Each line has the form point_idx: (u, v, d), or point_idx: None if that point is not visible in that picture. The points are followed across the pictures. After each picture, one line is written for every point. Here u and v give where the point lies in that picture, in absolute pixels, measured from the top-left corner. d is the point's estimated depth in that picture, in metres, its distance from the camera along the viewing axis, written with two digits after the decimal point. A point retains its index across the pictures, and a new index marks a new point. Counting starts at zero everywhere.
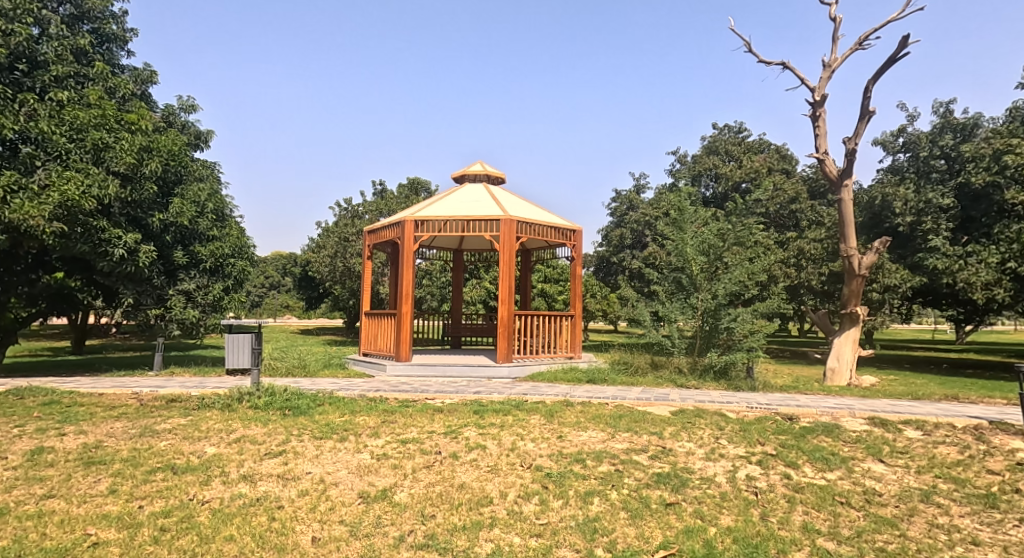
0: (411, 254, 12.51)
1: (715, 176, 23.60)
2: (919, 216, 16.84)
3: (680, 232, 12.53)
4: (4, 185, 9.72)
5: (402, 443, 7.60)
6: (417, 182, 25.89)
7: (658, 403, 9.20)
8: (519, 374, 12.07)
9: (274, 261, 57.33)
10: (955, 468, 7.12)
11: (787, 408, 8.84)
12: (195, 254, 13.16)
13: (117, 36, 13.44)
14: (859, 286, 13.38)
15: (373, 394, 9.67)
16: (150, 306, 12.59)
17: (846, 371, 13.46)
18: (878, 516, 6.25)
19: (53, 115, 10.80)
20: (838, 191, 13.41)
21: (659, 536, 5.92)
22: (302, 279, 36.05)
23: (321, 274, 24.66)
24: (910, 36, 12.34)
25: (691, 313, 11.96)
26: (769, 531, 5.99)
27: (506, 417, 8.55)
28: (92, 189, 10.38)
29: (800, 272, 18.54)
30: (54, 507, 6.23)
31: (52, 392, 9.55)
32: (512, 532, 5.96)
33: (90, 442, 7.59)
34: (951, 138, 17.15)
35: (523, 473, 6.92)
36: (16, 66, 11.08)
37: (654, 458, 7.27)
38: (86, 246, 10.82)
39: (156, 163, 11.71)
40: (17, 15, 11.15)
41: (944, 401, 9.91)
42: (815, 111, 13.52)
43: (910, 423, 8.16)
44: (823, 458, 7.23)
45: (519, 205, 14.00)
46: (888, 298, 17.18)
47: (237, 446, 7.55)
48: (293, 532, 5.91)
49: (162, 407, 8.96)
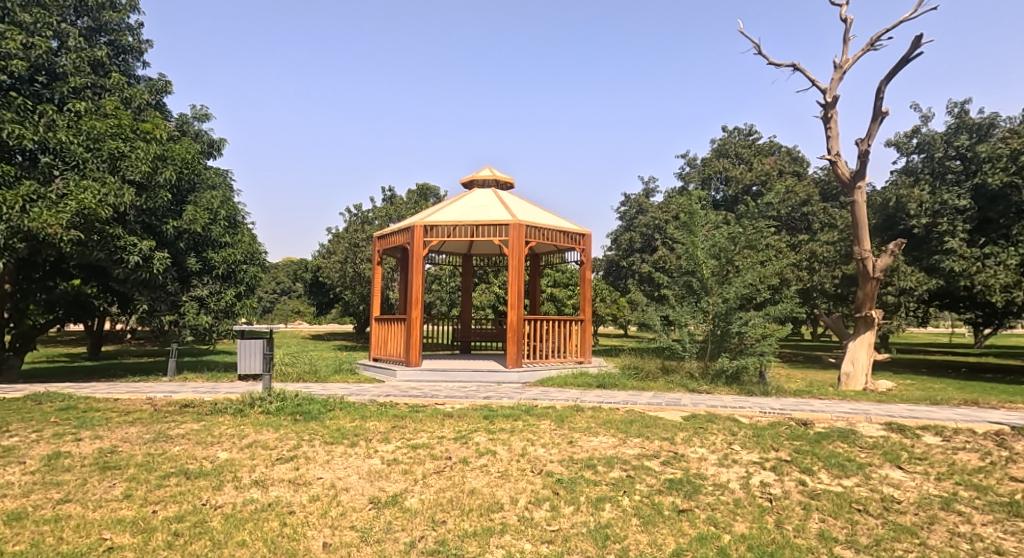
0: (421, 259, 12.49)
1: (725, 178, 23.50)
2: (936, 217, 16.68)
3: (690, 235, 12.38)
4: (24, 194, 9.79)
5: (413, 448, 7.57)
6: (426, 187, 26.01)
7: (669, 408, 9.12)
8: (529, 379, 11.98)
9: (284, 267, 57.95)
10: (976, 474, 7.01)
11: (801, 413, 8.72)
12: (208, 261, 13.12)
13: (134, 48, 13.52)
14: (874, 289, 13.18)
15: (384, 400, 9.64)
16: (165, 313, 12.53)
17: (861, 375, 13.31)
18: (897, 524, 6.14)
19: (71, 125, 10.89)
20: (851, 192, 13.21)
21: (672, 543, 5.85)
22: (313, 285, 36.11)
23: (332, 279, 24.74)
24: (923, 36, 12.22)
25: (702, 317, 11.88)
26: (785, 539, 5.92)
27: (516, 422, 8.50)
28: (108, 198, 10.46)
29: (812, 275, 18.41)
30: (70, 511, 6.23)
31: (70, 397, 9.60)
32: (522, 538, 5.91)
33: (106, 447, 7.60)
34: (967, 138, 16.97)
35: (534, 479, 6.87)
36: (36, 78, 11.18)
37: (666, 463, 7.20)
38: (102, 254, 10.90)
39: (170, 171, 11.75)
40: (37, 29, 11.28)
41: (963, 406, 9.79)
42: (827, 112, 13.43)
43: (929, 429, 8.06)
44: (840, 464, 7.14)
45: (528, 210, 13.92)
46: (903, 301, 17.02)
47: (249, 451, 7.53)
48: (304, 537, 5.88)
49: (176, 413, 8.98)
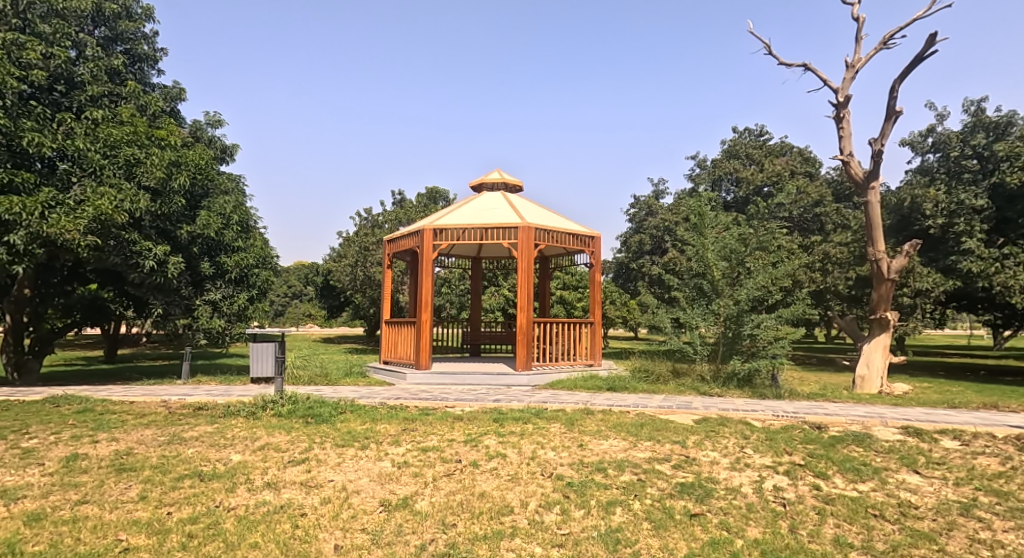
0: (430, 263, 12.43)
1: (736, 179, 23.37)
2: (951, 218, 16.36)
3: (700, 237, 12.29)
4: (43, 201, 9.81)
5: (423, 451, 7.51)
6: (435, 191, 25.99)
7: (680, 411, 9.02)
8: (539, 382, 11.88)
9: (296, 271, 58.23)
10: (996, 480, 6.86)
11: (814, 416, 8.60)
12: (221, 265, 13.13)
13: (149, 56, 13.55)
14: (889, 290, 12.98)
15: (393, 403, 9.58)
16: (178, 317, 12.59)
17: (876, 378, 13.17)
18: (914, 530, 6.03)
19: (89, 132, 10.93)
20: (864, 192, 13.05)
21: (684, 548, 5.76)
22: (323, 288, 36.24)
23: (342, 283, 24.72)
24: (938, 34, 12.08)
25: (713, 320, 11.74)
26: (799, 544, 5.81)
27: (526, 425, 8.43)
28: (124, 204, 10.48)
29: (826, 276, 18.25)
30: (87, 512, 6.22)
31: (87, 399, 9.63)
32: (533, 542, 5.83)
33: (122, 449, 7.58)
34: (983, 137, 16.71)
35: (544, 482, 6.79)
36: (55, 87, 11.26)
37: (677, 467, 7.10)
38: (118, 259, 10.99)
39: (184, 177, 11.75)
40: (56, 39, 11.38)
41: (982, 410, 9.63)
42: (839, 112, 13.29)
43: (947, 433, 7.93)
44: (855, 469, 7.02)
45: (537, 212, 13.84)
46: (920, 303, 16.82)
47: (261, 454, 7.49)
48: (315, 540, 5.83)
49: (190, 415, 8.97)
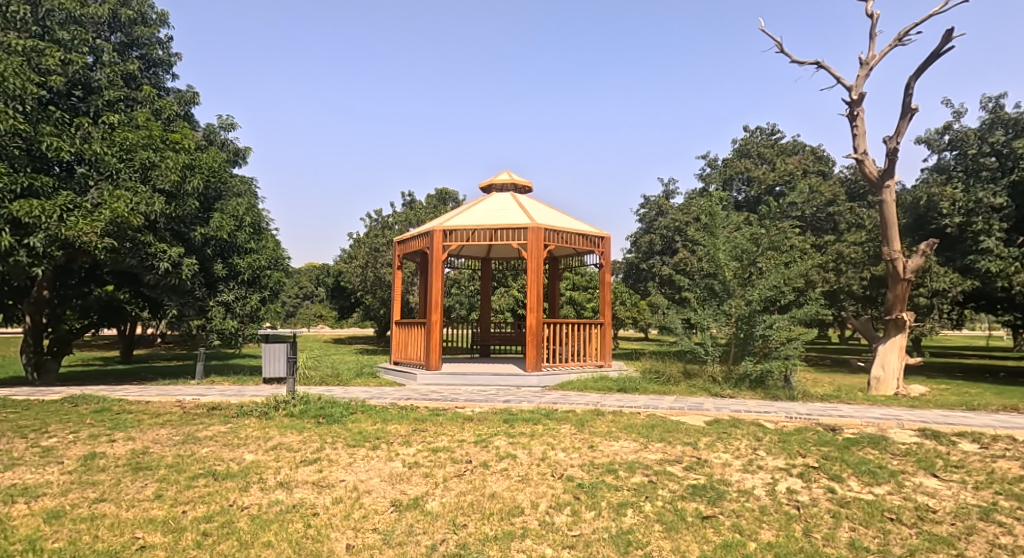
0: (441, 263, 12.40)
1: (748, 179, 23.22)
2: (969, 216, 16.22)
3: (712, 237, 12.20)
4: (61, 204, 9.83)
5: (434, 451, 7.48)
6: (446, 191, 25.97)
7: (692, 412, 8.95)
8: (549, 382, 11.82)
9: (307, 271, 58.42)
10: (1017, 484, 6.74)
11: (829, 418, 8.50)
12: (234, 266, 13.13)
13: (163, 60, 13.59)
14: (905, 290, 12.80)
15: (404, 403, 9.56)
16: (192, 318, 12.81)
17: (892, 379, 13.02)
18: (932, 534, 5.93)
19: (105, 137, 10.98)
20: (879, 191, 12.92)
21: (697, 551, 5.69)
22: (334, 289, 36.32)
23: (352, 283, 24.75)
24: (954, 30, 11.94)
25: (725, 320, 11.62)
26: (813, 548, 5.74)
27: (537, 426, 8.38)
28: (139, 207, 10.51)
29: (840, 276, 18.12)
30: (105, 510, 6.22)
31: (104, 398, 9.66)
32: (544, 543, 5.78)
33: (138, 448, 7.59)
34: (1002, 135, 16.49)
35: (555, 484, 6.73)
36: (73, 92, 11.33)
37: (689, 469, 7.03)
38: (134, 260, 11.03)
39: (198, 180, 11.73)
40: (75, 45, 11.36)
41: (1000, 412, 9.49)
42: (853, 111, 13.17)
43: (965, 436, 7.81)
44: (870, 472, 6.93)
45: (547, 213, 13.78)
46: (936, 303, 16.65)
47: (274, 454, 7.48)
48: (328, 539, 5.80)
49: (204, 415, 8.97)
